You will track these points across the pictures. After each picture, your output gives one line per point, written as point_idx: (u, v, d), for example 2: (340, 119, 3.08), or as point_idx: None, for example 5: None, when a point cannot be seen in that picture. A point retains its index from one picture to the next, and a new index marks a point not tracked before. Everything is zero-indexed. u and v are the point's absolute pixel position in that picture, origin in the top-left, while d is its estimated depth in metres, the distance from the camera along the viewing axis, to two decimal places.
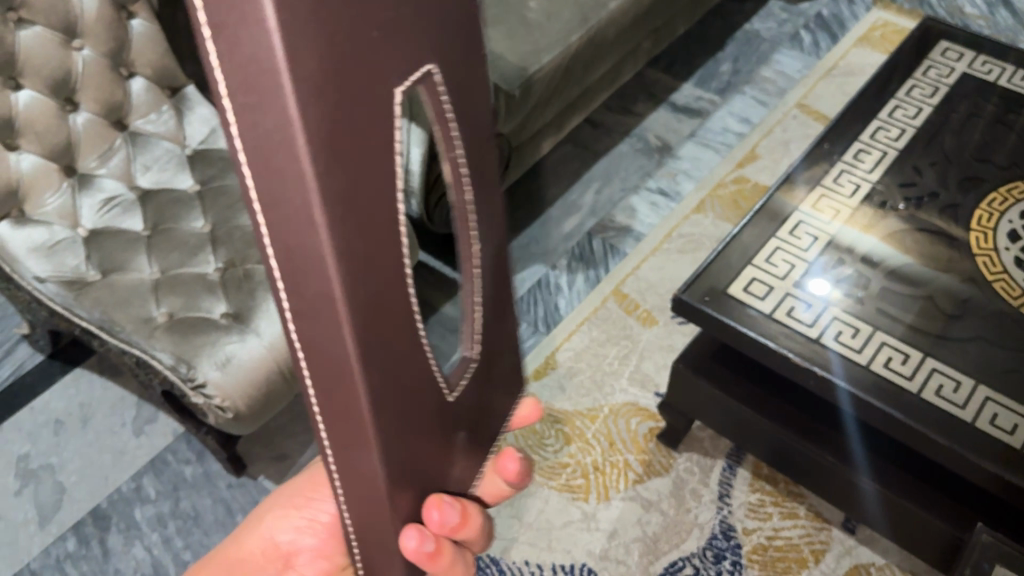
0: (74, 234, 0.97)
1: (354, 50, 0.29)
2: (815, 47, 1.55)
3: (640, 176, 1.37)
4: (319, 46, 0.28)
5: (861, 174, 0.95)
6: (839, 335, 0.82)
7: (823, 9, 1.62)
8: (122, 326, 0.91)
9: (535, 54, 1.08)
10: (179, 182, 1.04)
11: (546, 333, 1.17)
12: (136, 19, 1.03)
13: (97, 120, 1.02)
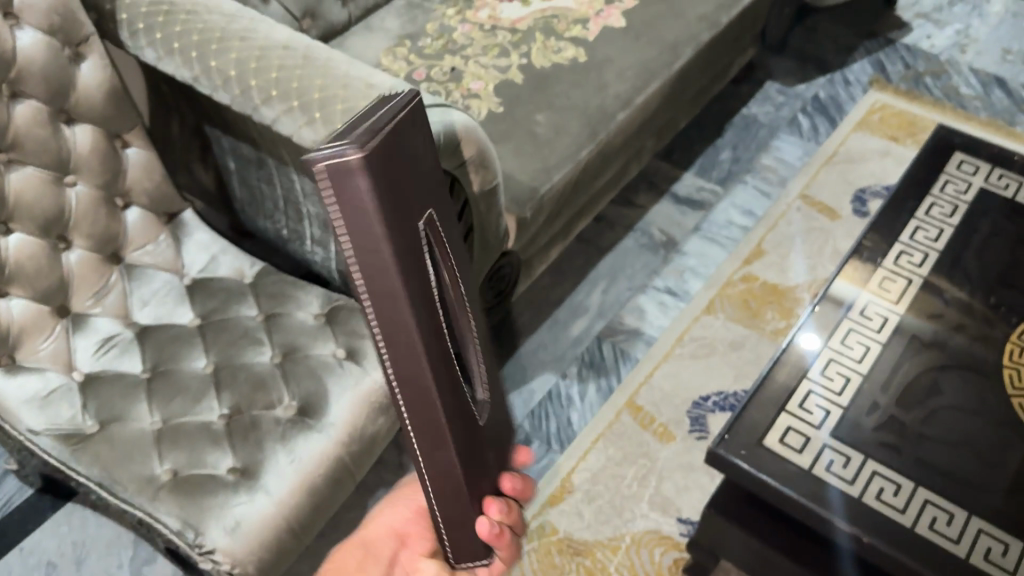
0: (69, 380, 0.92)
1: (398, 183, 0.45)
2: (814, 132, 1.54)
3: (646, 274, 1.34)
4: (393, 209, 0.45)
5: (887, 305, 0.93)
6: (880, 493, 0.78)
7: (819, 91, 1.61)
8: (124, 487, 0.85)
9: (546, 172, 1.05)
10: (178, 316, 0.99)
11: (559, 452, 1.12)
12: (131, 148, 0.99)
13: (91, 255, 0.97)
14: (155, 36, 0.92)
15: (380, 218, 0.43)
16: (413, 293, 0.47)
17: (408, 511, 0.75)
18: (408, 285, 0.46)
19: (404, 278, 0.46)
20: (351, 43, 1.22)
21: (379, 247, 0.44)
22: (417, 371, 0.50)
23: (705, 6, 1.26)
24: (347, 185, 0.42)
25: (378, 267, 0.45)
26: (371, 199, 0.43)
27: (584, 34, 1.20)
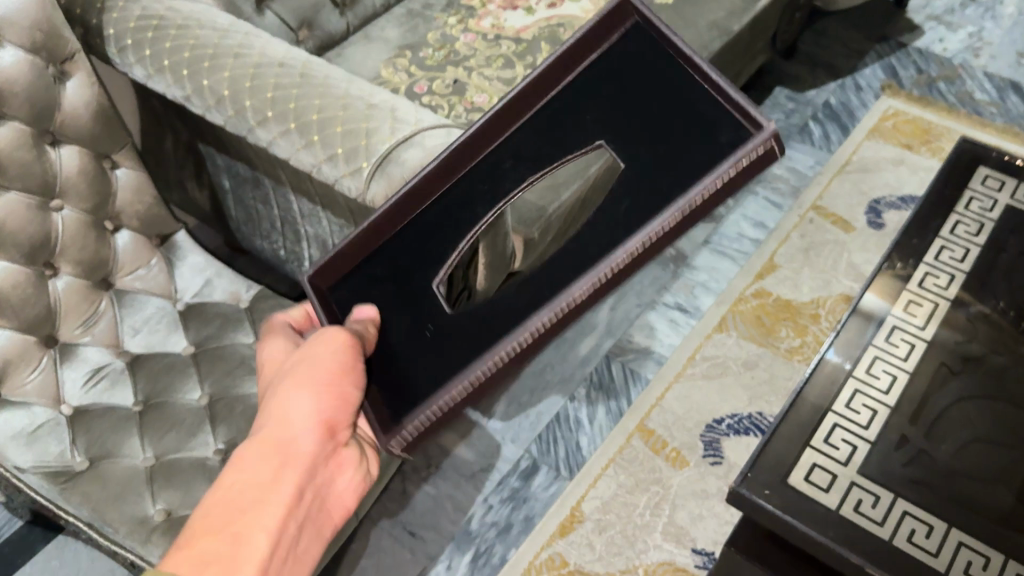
0: (57, 415, 0.87)
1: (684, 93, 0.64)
2: (825, 140, 1.50)
3: (656, 290, 1.29)
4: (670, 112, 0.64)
5: (913, 331, 0.88)
6: (911, 535, 0.74)
7: (830, 97, 1.57)
8: (116, 529, 0.80)
9: (553, 191, 1.02)
10: (171, 344, 0.95)
11: (568, 479, 1.08)
12: (120, 168, 0.94)
13: (80, 281, 0.92)
14: (144, 52, 0.88)
15: (619, 38, 0.68)
16: (635, 128, 0.64)
17: (325, 396, 0.59)
18: (638, 120, 0.64)
19: (654, 115, 0.64)
20: (350, 55, 1.18)
21: (699, 93, 0.63)
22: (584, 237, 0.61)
23: (716, 13, 1.22)
24: (706, 59, 0.63)
25: (702, 104, 0.63)
26: (656, 57, 0.66)
27: None
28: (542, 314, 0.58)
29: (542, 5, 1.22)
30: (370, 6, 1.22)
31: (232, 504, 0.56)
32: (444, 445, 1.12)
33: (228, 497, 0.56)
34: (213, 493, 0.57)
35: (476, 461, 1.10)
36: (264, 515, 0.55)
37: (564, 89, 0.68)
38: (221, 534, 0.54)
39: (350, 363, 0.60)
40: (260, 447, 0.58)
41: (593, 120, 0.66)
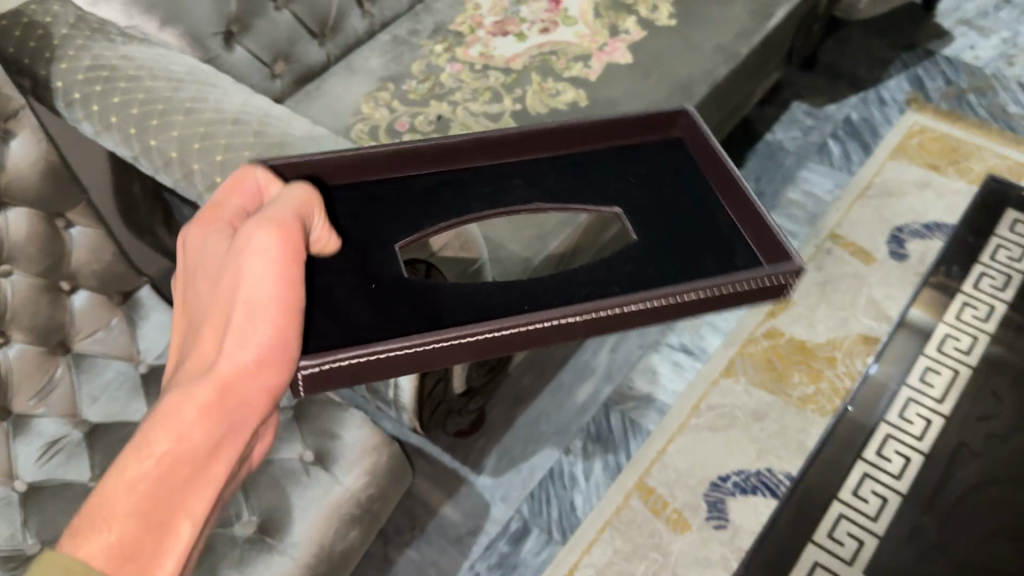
0: (9, 493, 0.82)
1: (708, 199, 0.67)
2: (846, 160, 1.40)
3: (660, 329, 1.21)
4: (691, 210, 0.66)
5: (911, 441, 1.05)
6: None
7: (851, 112, 1.47)
8: None
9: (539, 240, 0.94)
10: (132, 411, 0.90)
11: (561, 543, 1.02)
12: (75, 227, 0.89)
13: (33, 348, 0.86)
14: (92, 107, 0.81)
15: (659, 141, 0.73)
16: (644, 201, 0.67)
17: (274, 336, 0.46)
18: (663, 206, 0.66)
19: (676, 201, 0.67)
20: (329, 89, 1.11)
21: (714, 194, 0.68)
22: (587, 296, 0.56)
23: (723, 35, 1.13)
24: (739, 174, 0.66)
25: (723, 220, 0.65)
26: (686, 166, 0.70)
27: (585, 74, 1.08)
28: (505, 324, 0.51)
29: (533, 30, 1.14)
30: (351, 35, 1.15)
31: (157, 478, 0.41)
32: (430, 505, 1.06)
33: (151, 470, 0.41)
34: (115, 477, 0.41)
35: (464, 523, 1.04)
36: (196, 492, 0.43)
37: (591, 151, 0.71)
38: (145, 521, 0.40)
39: (292, 271, 0.47)
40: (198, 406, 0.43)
41: (627, 175, 0.69)
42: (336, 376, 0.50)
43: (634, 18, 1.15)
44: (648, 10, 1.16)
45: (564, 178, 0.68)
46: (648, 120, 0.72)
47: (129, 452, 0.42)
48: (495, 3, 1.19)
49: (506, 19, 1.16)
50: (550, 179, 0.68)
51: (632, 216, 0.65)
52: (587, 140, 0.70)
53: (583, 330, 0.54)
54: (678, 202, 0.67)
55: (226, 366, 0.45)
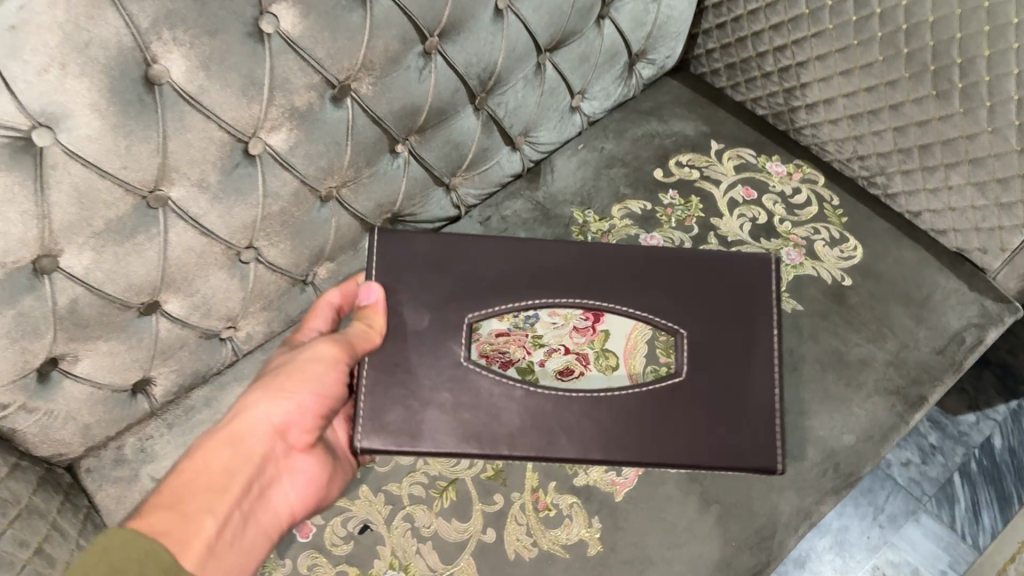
0: None
1: (735, 360, 0.64)
2: (973, 521, 0.99)
3: None
4: (743, 322, 0.65)
5: None
6: None
7: (994, 434, 1.04)
8: None
9: None
10: None
11: None
12: None
13: None
14: None
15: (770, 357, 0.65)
16: (688, 291, 0.65)
17: (309, 413, 0.59)
18: (722, 351, 0.64)
19: (752, 370, 0.64)
20: (223, 415, 0.73)
21: (732, 288, 0.65)
22: (745, 364, 0.63)
23: (839, 437, 0.72)
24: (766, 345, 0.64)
25: (755, 344, 0.64)
26: (750, 348, 0.64)
27: (608, 485, 0.67)
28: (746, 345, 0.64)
29: (548, 369, 0.73)
30: (276, 319, 0.75)
31: (229, 459, 0.56)
32: None
33: (230, 456, 0.56)
34: (179, 472, 0.54)
35: None
36: (210, 521, 0.52)
37: (762, 363, 0.64)
38: (180, 512, 0.52)
39: (334, 374, 0.60)
40: (231, 440, 0.57)
41: (726, 322, 0.65)
42: (733, 334, 0.64)
43: None
44: None
45: (722, 314, 0.65)
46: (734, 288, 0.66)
47: (166, 504, 0.52)
48: None
49: (512, 333, 0.73)
50: (725, 318, 0.65)
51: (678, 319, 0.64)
52: (734, 448, 0.62)
53: (748, 364, 0.64)
54: (704, 340, 0.64)
55: (237, 426, 0.57)
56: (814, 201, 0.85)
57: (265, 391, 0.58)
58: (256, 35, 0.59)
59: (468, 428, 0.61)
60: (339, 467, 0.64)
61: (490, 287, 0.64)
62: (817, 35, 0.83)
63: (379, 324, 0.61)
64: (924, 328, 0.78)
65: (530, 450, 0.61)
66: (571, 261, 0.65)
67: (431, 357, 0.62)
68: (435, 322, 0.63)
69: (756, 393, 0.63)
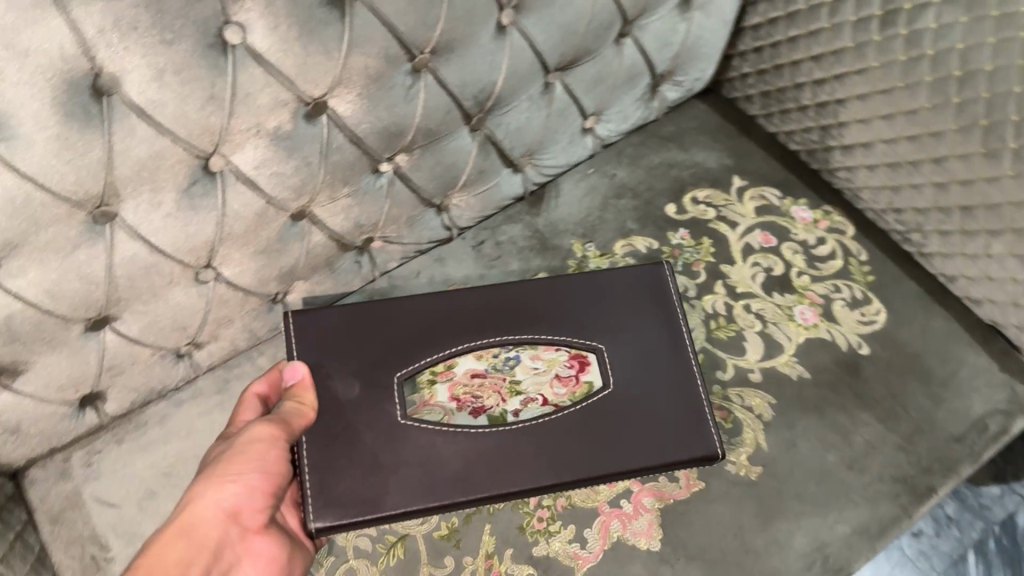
0: None
1: (646, 365, 0.65)
2: None
3: None
4: (652, 331, 0.67)
5: None
6: None
7: (1019, 511, 0.96)
8: None
9: None
10: None
11: None
12: None
13: None
14: None
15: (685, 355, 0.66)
16: (598, 314, 0.67)
17: (258, 494, 0.57)
18: (645, 364, 0.65)
19: (674, 369, 0.65)
20: (175, 436, 0.69)
21: (639, 300, 0.68)
22: (662, 370, 0.65)
23: (832, 527, 0.65)
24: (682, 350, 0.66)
25: (674, 349, 0.66)
26: (666, 355, 0.66)
27: (569, 558, 0.62)
28: (660, 356, 0.66)
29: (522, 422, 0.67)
30: (240, 338, 0.71)
31: (180, 555, 0.54)
32: None
33: (186, 547, 0.54)
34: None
35: None
36: None
37: (680, 362, 0.65)
38: None
39: (276, 453, 0.58)
40: (178, 534, 0.55)
41: (640, 332, 0.66)
42: (648, 349, 0.66)
43: None
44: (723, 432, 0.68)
45: (633, 324, 0.67)
46: (642, 297, 0.68)
47: None
48: None
49: (489, 377, 0.68)
50: (643, 334, 0.66)
51: (598, 347, 0.65)
52: (668, 444, 0.62)
53: (667, 372, 0.65)
54: (619, 360, 0.65)
55: (184, 517, 0.55)
56: (839, 254, 0.78)
57: (207, 480, 0.56)
58: (218, 46, 0.54)
59: (409, 474, 0.60)
60: (297, 545, 0.60)
61: (409, 343, 0.64)
62: (860, 72, 0.75)
63: (309, 404, 0.60)
64: (943, 410, 0.70)
65: (468, 491, 0.59)
66: (483, 313, 0.66)
67: (363, 422, 0.61)
68: (367, 387, 0.62)
69: (671, 392, 0.65)
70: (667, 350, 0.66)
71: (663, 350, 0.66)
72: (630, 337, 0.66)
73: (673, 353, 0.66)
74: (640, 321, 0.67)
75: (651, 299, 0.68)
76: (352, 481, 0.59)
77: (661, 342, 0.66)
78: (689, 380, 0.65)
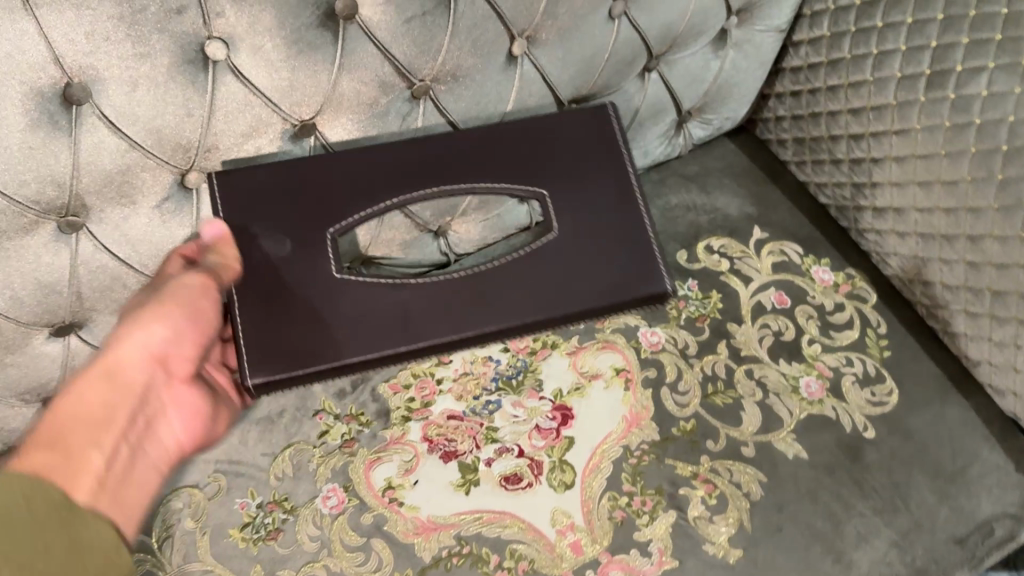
0: None
1: (587, 230, 0.60)
2: None
3: None
4: (611, 186, 0.62)
5: None
6: None
7: None
8: None
9: None
10: None
11: None
12: None
13: None
14: None
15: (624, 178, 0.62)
16: (555, 161, 0.61)
17: (187, 340, 0.54)
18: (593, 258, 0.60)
19: (619, 253, 0.60)
20: None
21: (590, 152, 0.62)
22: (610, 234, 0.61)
23: None
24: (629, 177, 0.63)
25: (624, 214, 0.61)
26: (603, 229, 0.61)
27: None
28: (598, 232, 0.61)
29: (494, 471, 0.64)
30: None
31: (109, 388, 0.51)
32: None
33: (109, 390, 0.51)
34: (54, 413, 0.49)
35: None
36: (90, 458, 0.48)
37: (620, 216, 0.61)
38: (67, 457, 0.47)
39: (208, 302, 0.54)
40: (108, 376, 0.51)
41: (591, 171, 0.62)
42: (593, 222, 0.61)
43: (675, 513, 0.63)
44: (707, 507, 0.63)
45: (573, 193, 0.61)
46: (585, 147, 0.62)
47: (37, 439, 0.47)
48: (473, 362, 0.70)
49: (466, 421, 0.67)
50: (580, 212, 0.61)
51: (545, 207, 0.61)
52: (624, 280, 0.60)
53: (624, 238, 0.61)
54: (555, 240, 0.60)
55: (111, 354, 0.52)
56: (856, 324, 0.73)
57: (128, 322, 0.52)
58: (199, 62, 0.51)
59: (362, 319, 0.57)
60: (222, 399, 0.61)
61: (327, 208, 0.57)
62: (901, 133, 0.69)
63: (228, 245, 0.55)
64: (946, 509, 0.65)
65: (431, 313, 0.57)
66: (417, 159, 0.59)
67: (292, 284, 0.56)
68: (301, 246, 0.57)
69: (612, 259, 0.60)
70: (610, 212, 0.61)
71: (596, 219, 0.61)
72: (573, 191, 0.61)
73: (610, 216, 0.61)
74: (597, 164, 0.62)
75: (602, 140, 0.63)
76: (295, 334, 0.56)
77: (610, 215, 0.61)
78: (642, 247, 0.61)
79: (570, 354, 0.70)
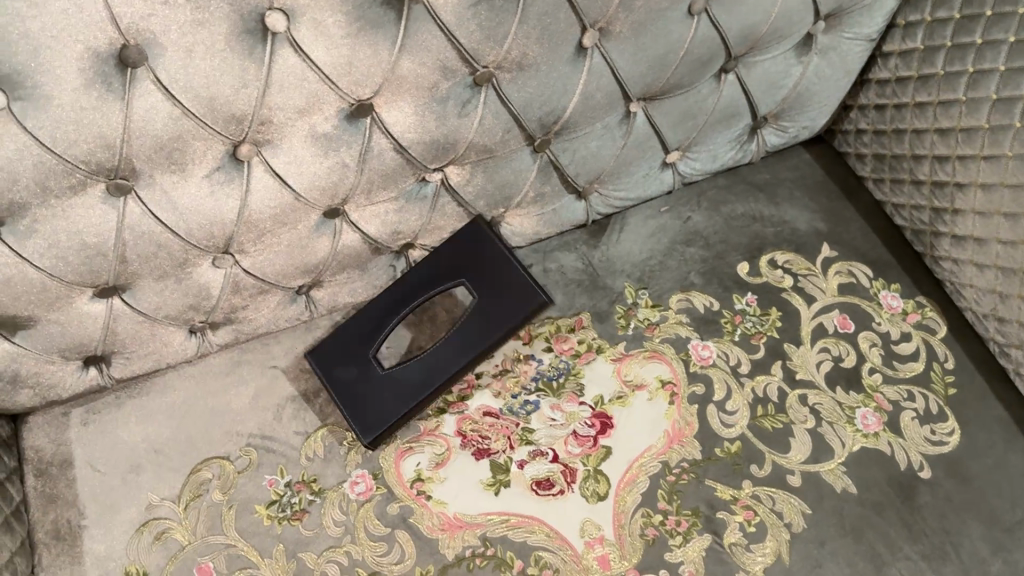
0: None
1: (494, 298, 0.65)
2: None
3: None
4: (475, 260, 0.67)
5: None
6: None
7: None
8: None
9: None
10: None
11: None
12: None
13: None
14: None
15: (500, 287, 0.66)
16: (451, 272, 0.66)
17: None
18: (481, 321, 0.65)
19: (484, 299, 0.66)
20: (173, 411, 0.66)
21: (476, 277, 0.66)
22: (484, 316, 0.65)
23: None
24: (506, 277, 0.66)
25: (489, 292, 0.66)
26: (488, 295, 0.66)
27: None
28: (496, 289, 0.66)
29: (525, 474, 0.63)
30: (258, 323, 0.68)
31: None
32: None
33: None
34: None
35: None
36: None
37: (495, 284, 0.66)
38: None
39: None
40: None
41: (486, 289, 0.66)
42: (496, 284, 0.66)
43: (709, 536, 0.61)
44: (744, 533, 0.61)
45: (490, 297, 0.66)
46: (467, 258, 0.67)
47: None
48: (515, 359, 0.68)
49: (502, 418, 0.65)
50: (493, 301, 0.65)
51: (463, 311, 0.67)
52: (485, 321, 0.65)
53: (488, 291, 0.66)
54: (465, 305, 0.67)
55: None
56: (922, 356, 0.68)
57: None
58: (258, 33, 0.49)
59: (377, 383, 0.64)
60: None
61: (362, 354, 0.66)
62: (991, 159, 0.65)
63: None
64: (999, 563, 0.60)
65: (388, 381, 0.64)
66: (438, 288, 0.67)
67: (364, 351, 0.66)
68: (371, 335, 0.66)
69: (498, 295, 0.65)
70: (493, 274, 0.66)
71: (500, 290, 0.66)
72: (486, 266, 0.66)
73: (486, 300, 0.66)
74: (491, 283, 0.66)
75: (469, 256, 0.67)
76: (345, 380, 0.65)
77: (497, 275, 0.66)
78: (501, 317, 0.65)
79: (615, 359, 0.68)
